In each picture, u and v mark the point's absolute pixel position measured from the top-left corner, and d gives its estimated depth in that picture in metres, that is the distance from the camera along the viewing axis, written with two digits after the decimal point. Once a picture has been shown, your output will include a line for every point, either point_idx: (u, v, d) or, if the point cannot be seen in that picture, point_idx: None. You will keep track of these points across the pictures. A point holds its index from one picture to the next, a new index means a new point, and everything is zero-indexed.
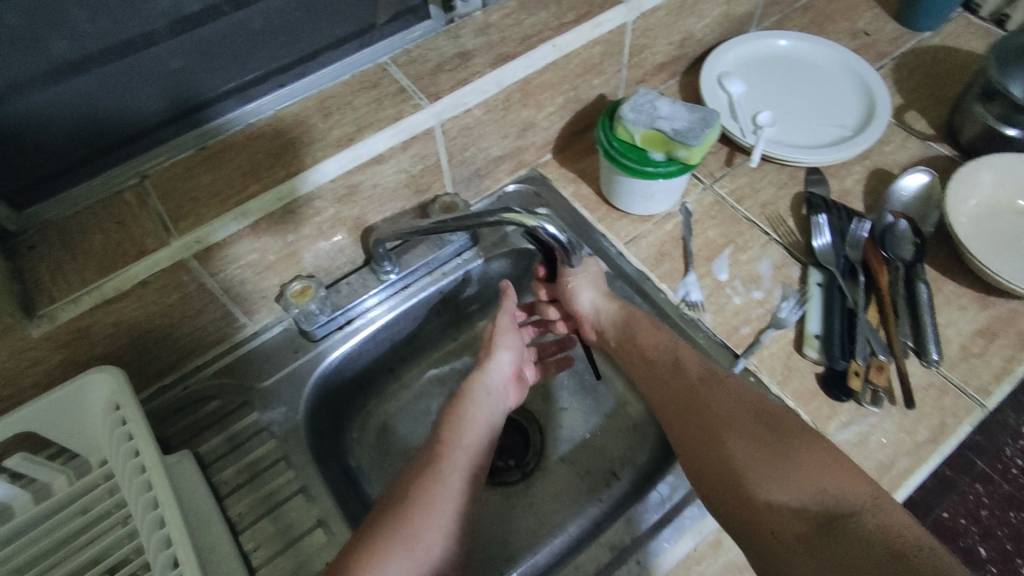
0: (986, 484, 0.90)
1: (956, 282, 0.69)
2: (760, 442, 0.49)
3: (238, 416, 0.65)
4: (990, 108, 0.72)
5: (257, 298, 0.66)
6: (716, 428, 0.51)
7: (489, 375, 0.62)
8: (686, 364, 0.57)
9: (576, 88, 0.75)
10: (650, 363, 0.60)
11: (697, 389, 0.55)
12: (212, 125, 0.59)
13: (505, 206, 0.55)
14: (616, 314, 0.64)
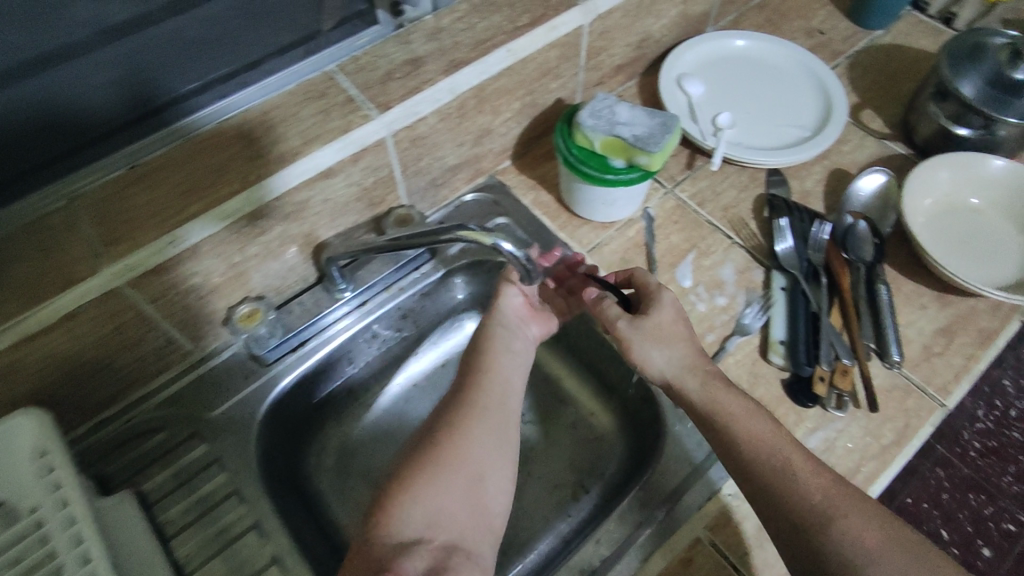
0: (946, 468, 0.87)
1: (915, 281, 0.69)
2: (870, 518, 0.46)
3: (185, 448, 0.61)
4: (944, 107, 0.73)
5: (202, 323, 0.62)
6: (821, 512, 0.46)
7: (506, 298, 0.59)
8: (801, 473, 0.48)
9: (533, 93, 0.73)
10: (753, 467, 0.50)
11: (785, 473, 0.48)
12: (145, 143, 0.55)
13: (461, 223, 0.53)
14: (698, 386, 0.54)
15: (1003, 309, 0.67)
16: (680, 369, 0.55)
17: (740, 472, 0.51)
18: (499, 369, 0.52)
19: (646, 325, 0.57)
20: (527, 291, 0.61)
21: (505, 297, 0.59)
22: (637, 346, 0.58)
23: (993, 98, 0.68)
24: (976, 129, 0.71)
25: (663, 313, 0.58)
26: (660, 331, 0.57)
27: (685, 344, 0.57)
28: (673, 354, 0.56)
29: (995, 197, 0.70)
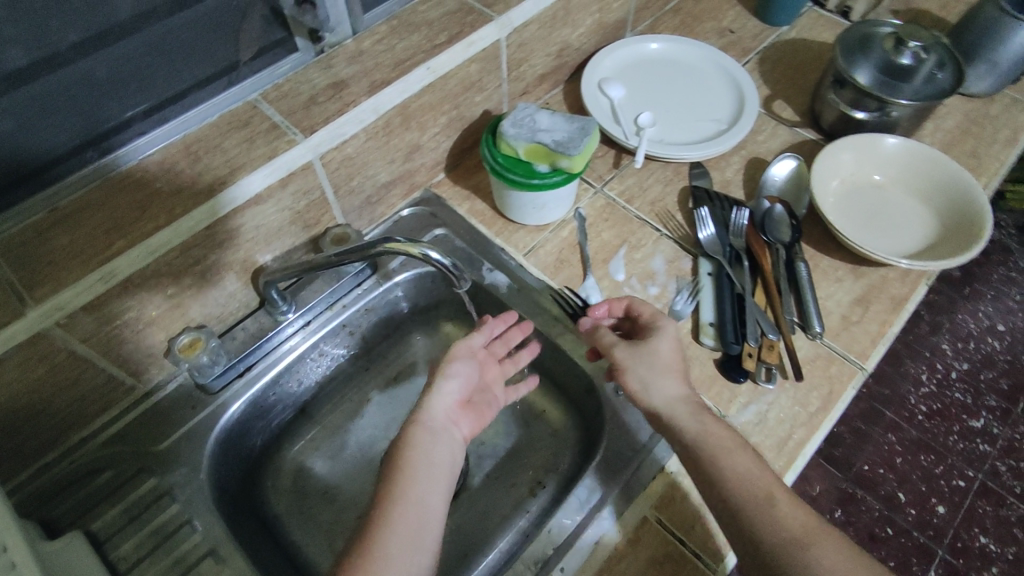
0: (896, 431, 1.07)
1: (831, 257, 0.73)
2: (846, 553, 0.48)
3: (134, 484, 0.61)
4: (842, 94, 0.78)
5: (142, 358, 0.62)
6: (795, 542, 0.48)
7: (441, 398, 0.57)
8: (780, 505, 0.50)
9: (458, 107, 0.75)
10: (732, 494, 0.51)
11: (765, 505, 0.50)
12: (56, 186, 0.56)
13: (385, 237, 0.55)
14: (687, 416, 0.56)
15: (911, 275, 0.72)
16: (674, 399, 0.57)
17: (723, 503, 0.51)
18: (416, 492, 0.50)
19: (644, 353, 0.59)
20: (459, 388, 0.59)
21: (436, 395, 0.57)
22: (631, 378, 0.59)
23: (884, 83, 0.75)
24: (872, 111, 0.76)
25: (658, 342, 0.59)
26: (657, 360, 0.59)
27: (681, 376, 0.59)
28: (669, 387, 0.57)
29: (894, 174, 0.76)
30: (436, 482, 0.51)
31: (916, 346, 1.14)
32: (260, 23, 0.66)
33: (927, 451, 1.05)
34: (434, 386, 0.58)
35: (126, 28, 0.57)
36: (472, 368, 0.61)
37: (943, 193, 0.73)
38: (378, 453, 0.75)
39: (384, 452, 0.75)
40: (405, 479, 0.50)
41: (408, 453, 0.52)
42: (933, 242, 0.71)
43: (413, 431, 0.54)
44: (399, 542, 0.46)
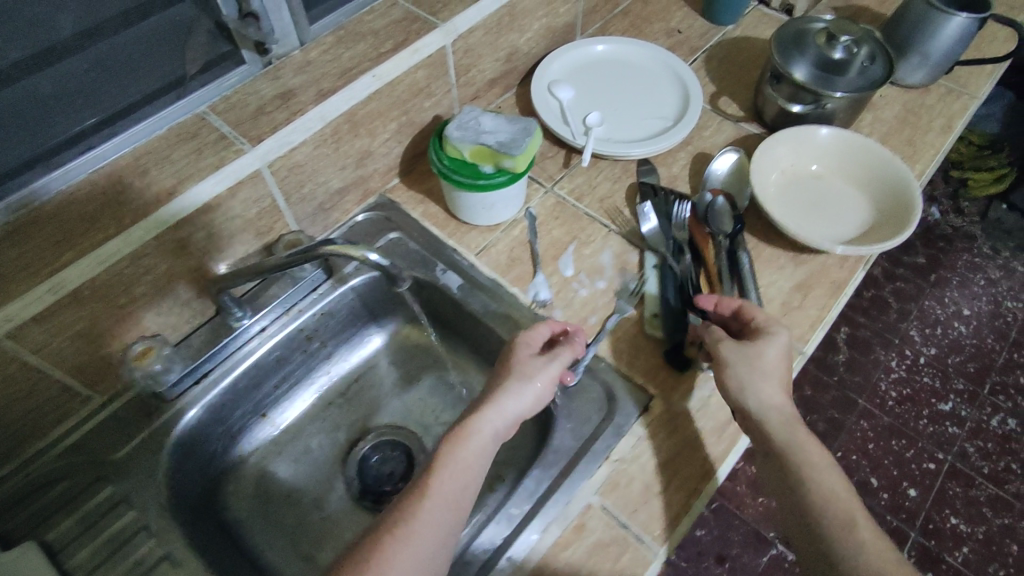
0: (869, 420, 1.44)
1: (773, 246, 0.76)
2: None
3: (89, 494, 0.62)
4: (780, 89, 0.80)
5: (98, 368, 0.63)
6: (873, 573, 0.48)
7: (505, 407, 0.57)
8: (862, 530, 0.50)
9: (407, 112, 0.77)
10: (815, 506, 0.52)
11: (845, 527, 0.51)
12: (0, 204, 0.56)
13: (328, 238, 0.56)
14: (780, 426, 0.57)
15: (850, 261, 0.75)
16: (772, 404, 0.57)
17: (801, 515, 0.53)
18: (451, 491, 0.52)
19: (750, 356, 0.58)
20: (528, 401, 0.58)
21: (505, 402, 0.57)
22: (731, 379, 0.59)
23: (820, 77, 0.77)
24: (808, 105, 0.79)
25: (768, 349, 0.58)
26: (763, 366, 0.58)
27: (782, 386, 0.58)
28: (771, 393, 0.57)
29: (832, 163, 0.78)
30: (468, 490, 0.53)
31: (885, 336, 1.54)
32: (205, 38, 0.67)
33: (897, 438, 1.41)
34: (506, 390, 0.58)
35: (69, 46, 0.59)
36: (547, 384, 0.60)
37: (877, 180, 0.76)
38: (340, 453, 0.77)
39: (346, 452, 0.77)
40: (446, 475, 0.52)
41: (459, 449, 0.54)
42: (870, 227, 0.73)
43: (469, 429, 0.55)
44: (418, 539, 0.48)
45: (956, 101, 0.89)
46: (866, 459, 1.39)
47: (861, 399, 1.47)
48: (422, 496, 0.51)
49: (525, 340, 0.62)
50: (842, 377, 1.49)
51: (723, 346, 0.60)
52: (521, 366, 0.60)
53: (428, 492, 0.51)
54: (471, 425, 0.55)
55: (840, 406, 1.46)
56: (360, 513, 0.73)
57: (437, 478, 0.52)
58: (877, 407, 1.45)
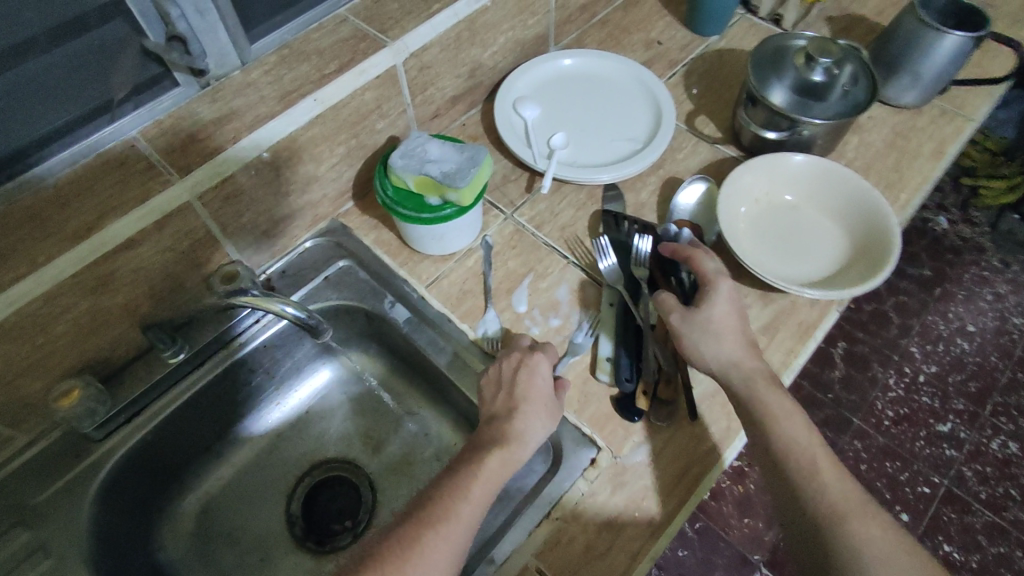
0: (863, 439, 1.38)
1: (741, 282, 0.71)
2: (884, 529, 0.49)
3: (9, 539, 0.59)
4: (753, 113, 0.75)
5: (19, 408, 0.61)
6: (834, 512, 0.50)
7: (535, 437, 0.57)
8: (828, 475, 0.52)
9: (357, 135, 0.73)
10: (780, 451, 0.54)
11: (808, 474, 0.52)
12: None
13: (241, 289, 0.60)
14: (740, 381, 0.57)
15: (822, 301, 0.70)
16: (731, 362, 0.58)
17: (768, 465, 0.55)
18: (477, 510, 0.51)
19: (698, 321, 0.59)
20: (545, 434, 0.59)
21: (534, 430, 0.57)
22: (688, 346, 0.60)
23: (797, 103, 0.72)
24: (784, 131, 0.73)
25: (716, 305, 0.59)
26: (713, 324, 0.59)
27: (741, 339, 0.59)
28: (726, 348, 0.58)
29: (809, 193, 0.73)
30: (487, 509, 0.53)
31: (885, 351, 1.47)
32: (136, 60, 0.62)
33: (892, 459, 1.36)
34: (539, 418, 0.58)
35: None
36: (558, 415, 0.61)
37: (855, 215, 0.70)
38: (284, 488, 0.74)
39: (291, 488, 0.75)
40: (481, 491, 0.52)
41: (495, 467, 0.53)
42: (845, 264, 0.69)
43: (502, 446, 0.55)
44: (448, 542, 0.49)
45: (949, 123, 0.83)
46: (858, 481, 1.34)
47: (856, 419, 1.41)
48: (464, 501, 0.51)
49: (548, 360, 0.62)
50: (840, 395, 1.43)
51: (672, 317, 0.60)
52: (549, 395, 0.60)
53: (470, 499, 0.51)
54: (510, 450, 0.55)
55: (834, 426, 1.40)
56: (303, 554, 0.70)
57: (473, 495, 0.51)
58: (872, 428, 1.40)
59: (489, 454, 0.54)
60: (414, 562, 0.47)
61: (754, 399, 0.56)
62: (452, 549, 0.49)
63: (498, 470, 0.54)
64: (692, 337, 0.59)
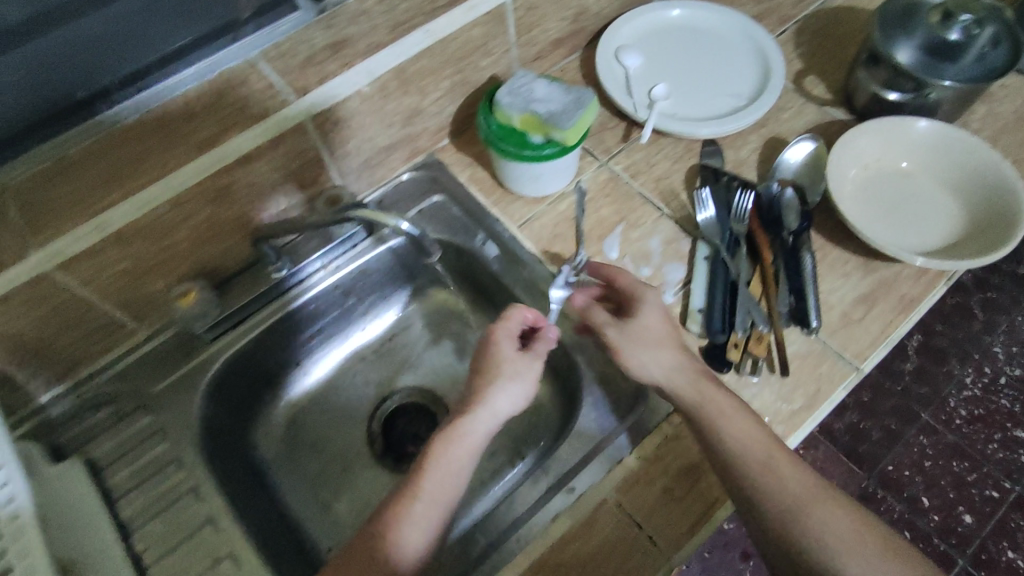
0: (932, 436, 1.32)
1: (842, 249, 0.69)
2: (842, 513, 0.51)
3: (130, 420, 0.66)
4: (874, 73, 0.71)
5: (145, 303, 0.66)
6: (797, 506, 0.51)
7: (493, 409, 0.58)
8: (783, 468, 0.53)
9: (462, 71, 0.74)
10: (737, 456, 0.53)
11: (763, 468, 0.53)
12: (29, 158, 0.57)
13: (353, 207, 0.65)
14: (686, 384, 0.57)
15: (929, 275, 0.67)
16: (667, 372, 0.58)
17: (721, 465, 0.54)
18: (435, 493, 0.53)
19: (632, 330, 0.60)
20: (512, 403, 0.59)
21: (489, 400, 0.58)
22: (629, 358, 0.59)
23: (926, 64, 0.66)
24: (907, 94, 0.70)
25: (648, 317, 0.60)
26: (648, 334, 0.60)
27: (675, 345, 0.59)
28: (664, 359, 0.58)
29: (925, 160, 0.70)
30: (456, 486, 0.55)
31: (965, 347, 1.38)
32: None
33: (960, 459, 1.30)
34: (495, 388, 0.58)
35: None
36: (529, 377, 0.60)
37: (974, 187, 0.67)
38: (368, 410, 0.78)
39: (375, 409, 0.78)
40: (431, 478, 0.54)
41: (447, 447, 0.55)
42: (961, 236, 0.65)
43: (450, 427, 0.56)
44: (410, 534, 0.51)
45: None
46: (921, 477, 1.30)
47: (925, 414, 1.34)
48: (413, 496, 0.53)
49: (507, 331, 0.62)
50: (909, 386, 1.36)
51: (607, 328, 0.62)
52: (509, 363, 0.60)
53: (419, 492, 0.53)
54: (461, 426, 0.56)
55: (900, 417, 1.35)
56: (381, 470, 0.73)
57: (428, 480, 0.54)
58: (942, 425, 1.33)
59: (432, 446, 0.56)
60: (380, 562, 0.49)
61: (698, 402, 0.55)
62: (422, 533, 0.51)
63: (449, 453, 0.55)
64: (631, 348, 0.59)
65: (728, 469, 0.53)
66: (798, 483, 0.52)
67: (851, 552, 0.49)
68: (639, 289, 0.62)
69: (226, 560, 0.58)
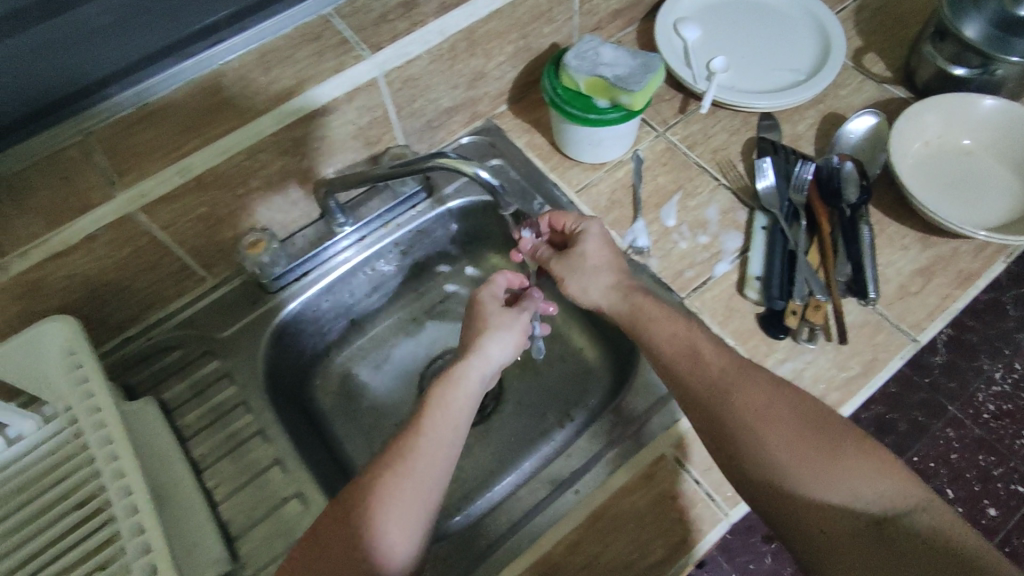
0: (959, 428, 1.23)
1: (900, 223, 0.70)
2: (761, 386, 0.54)
3: (199, 364, 0.68)
4: (941, 48, 0.71)
5: (214, 252, 0.69)
6: (720, 386, 0.54)
7: (487, 359, 0.60)
8: (707, 357, 0.56)
9: (526, 36, 0.74)
10: (669, 355, 0.57)
11: (688, 359, 0.57)
12: (106, 104, 0.57)
13: (437, 153, 0.58)
14: (618, 300, 0.62)
15: (988, 251, 0.67)
16: (604, 294, 0.63)
17: (658, 363, 0.58)
18: (439, 435, 0.53)
19: (573, 258, 0.65)
20: (505, 355, 0.62)
21: (486, 349, 0.61)
22: (569, 284, 0.65)
23: (994, 39, 0.67)
24: (974, 69, 0.70)
25: (589, 245, 0.65)
26: (587, 262, 0.64)
27: (613, 268, 0.64)
28: (601, 281, 0.63)
29: (988, 138, 0.70)
30: (460, 432, 0.55)
31: (996, 342, 1.24)
32: None
33: (987, 453, 1.21)
34: (489, 339, 0.61)
35: None
36: (517, 328, 0.63)
37: None
38: (419, 368, 0.80)
39: (425, 367, 0.80)
40: (432, 420, 0.54)
41: (448, 395, 0.56)
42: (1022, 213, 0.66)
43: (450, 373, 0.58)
44: (413, 483, 0.50)
45: None
46: (946, 469, 1.21)
47: (951, 406, 1.24)
48: (417, 435, 0.53)
49: (490, 292, 0.66)
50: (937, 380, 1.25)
51: (552, 261, 0.67)
52: (495, 317, 0.63)
53: (422, 432, 0.53)
54: (458, 374, 0.58)
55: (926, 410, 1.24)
56: None
57: (431, 422, 0.54)
58: (969, 417, 1.23)
59: (432, 392, 0.57)
60: (381, 497, 0.49)
61: (631, 317, 0.60)
62: (432, 473, 0.51)
63: (446, 400, 0.56)
64: (571, 276, 0.65)
65: (665, 365, 0.57)
66: (723, 367, 0.55)
67: (768, 422, 0.52)
68: (578, 222, 0.67)
69: (295, 499, 0.60)
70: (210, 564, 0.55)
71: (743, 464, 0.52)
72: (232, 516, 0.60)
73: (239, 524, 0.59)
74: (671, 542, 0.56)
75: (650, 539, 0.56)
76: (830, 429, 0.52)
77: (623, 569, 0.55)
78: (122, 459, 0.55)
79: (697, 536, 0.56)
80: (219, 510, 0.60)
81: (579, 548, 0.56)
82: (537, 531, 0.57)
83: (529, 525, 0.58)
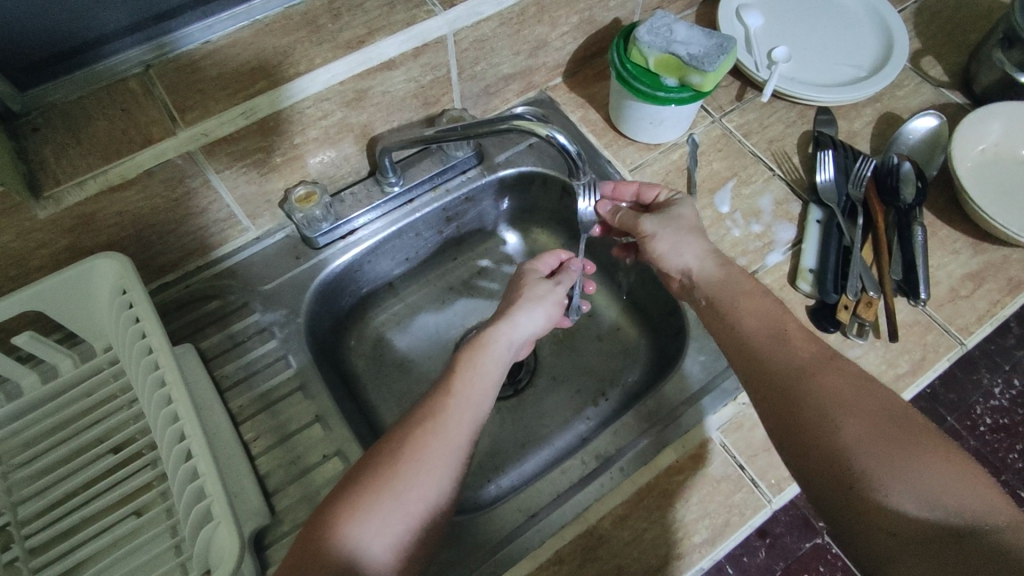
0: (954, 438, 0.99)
1: (952, 227, 0.70)
2: (850, 378, 0.48)
3: (239, 315, 0.67)
4: (1010, 54, 0.71)
5: (261, 202, 0.67)
6: (803, 371, 0.49)
7: (516, 327, 0.58)
8: (795, 340, 0.51)
9: (592, 9, 0.72)
10: (750, 333, 0.53)
11: (777, 340, 0.52)
12: (172, 37, 0.55)
13: (515, 114, 0.57)
14: (718, 267, 0.59)
15: None
16: (698, 260, 0.60)
17: (737, 344, 0.54)
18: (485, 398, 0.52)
19: (670, 216, 0.63)
20: (539, 323, 0.60)
21: (517, 317, 0.59)
22: (659, 242, 0.62)
23: None
24: None
25: (683, 209, 0.63)
26: (682, 222, 0.63)
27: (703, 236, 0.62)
28: (697, 245, 0.61)
29: None
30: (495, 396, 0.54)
31: (995, 357, 0.97)
32: None
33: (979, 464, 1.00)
34: (519, 307, 0.59)
35: None
36: (555, 297, 0.62)
37: None
38: (453, 338, 0.79)
39: (458, 338, 0.79)
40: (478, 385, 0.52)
41: (488, 359, 0.55)
42: None
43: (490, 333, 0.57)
44: (451, 445, 0.48)
45: None
46: None
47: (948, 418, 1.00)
48: (456, 400, 0.51)
49: (530, 270, 0.65)
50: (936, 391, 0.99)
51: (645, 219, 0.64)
52: (528, 289, 0.62)
53: (455, 393, 0.52)
54: (498, 337, 0.57)
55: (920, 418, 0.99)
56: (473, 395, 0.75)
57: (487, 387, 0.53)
58: (963, 430, 0.99)
59: (488, 357, 0.55)
60: (430, 459, 0.47)
61: (716, 299, 0.57)
62: (467, 428, 0.50)
63: (478, 366, 0.54)
64: (664, 233, 0.62)
65: (744, 344, 0.54)
66: (808, 352, 0.50)
67: (846, 407, 0.46)
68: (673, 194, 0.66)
69: (335, 457, 0.59)
70: (249, 515, 0.55)
71: (811, 451, 0.46)
72: (270, 470, 0.59)
73: (277, 480, 0.58)
74: (716, 524, 0.56)
75: (695, 519, 0.56)
76: (918, 429, 0.44)
77: (668, 546, 0.55)
78: (174, 403, 0.52)
79: (741, 519, 0.56)
80: (256, 464, 0.59)
81: (625, 523, 0.56)
82: (582, 505, 0.57)
83: (574, 499, 0.57)
